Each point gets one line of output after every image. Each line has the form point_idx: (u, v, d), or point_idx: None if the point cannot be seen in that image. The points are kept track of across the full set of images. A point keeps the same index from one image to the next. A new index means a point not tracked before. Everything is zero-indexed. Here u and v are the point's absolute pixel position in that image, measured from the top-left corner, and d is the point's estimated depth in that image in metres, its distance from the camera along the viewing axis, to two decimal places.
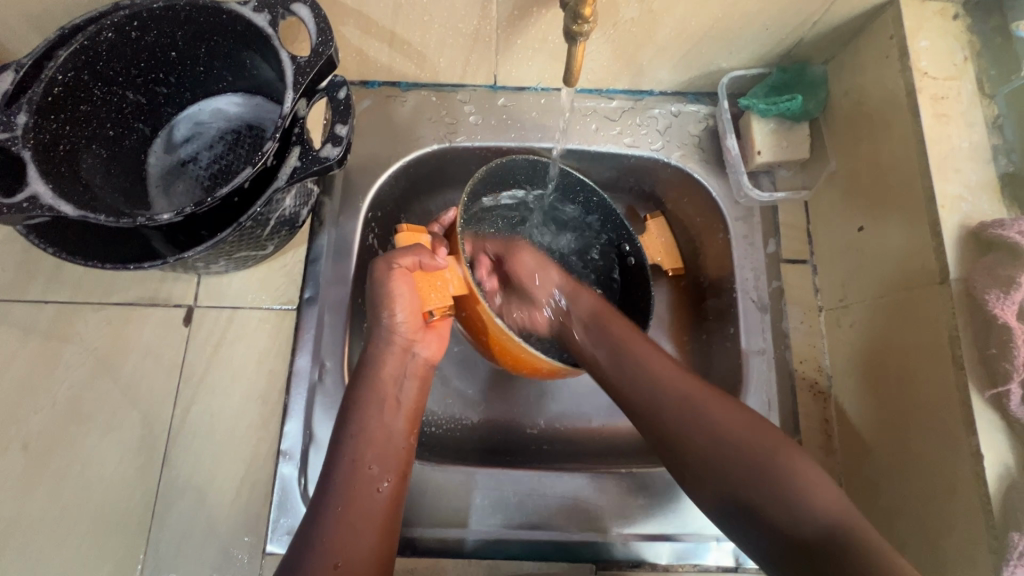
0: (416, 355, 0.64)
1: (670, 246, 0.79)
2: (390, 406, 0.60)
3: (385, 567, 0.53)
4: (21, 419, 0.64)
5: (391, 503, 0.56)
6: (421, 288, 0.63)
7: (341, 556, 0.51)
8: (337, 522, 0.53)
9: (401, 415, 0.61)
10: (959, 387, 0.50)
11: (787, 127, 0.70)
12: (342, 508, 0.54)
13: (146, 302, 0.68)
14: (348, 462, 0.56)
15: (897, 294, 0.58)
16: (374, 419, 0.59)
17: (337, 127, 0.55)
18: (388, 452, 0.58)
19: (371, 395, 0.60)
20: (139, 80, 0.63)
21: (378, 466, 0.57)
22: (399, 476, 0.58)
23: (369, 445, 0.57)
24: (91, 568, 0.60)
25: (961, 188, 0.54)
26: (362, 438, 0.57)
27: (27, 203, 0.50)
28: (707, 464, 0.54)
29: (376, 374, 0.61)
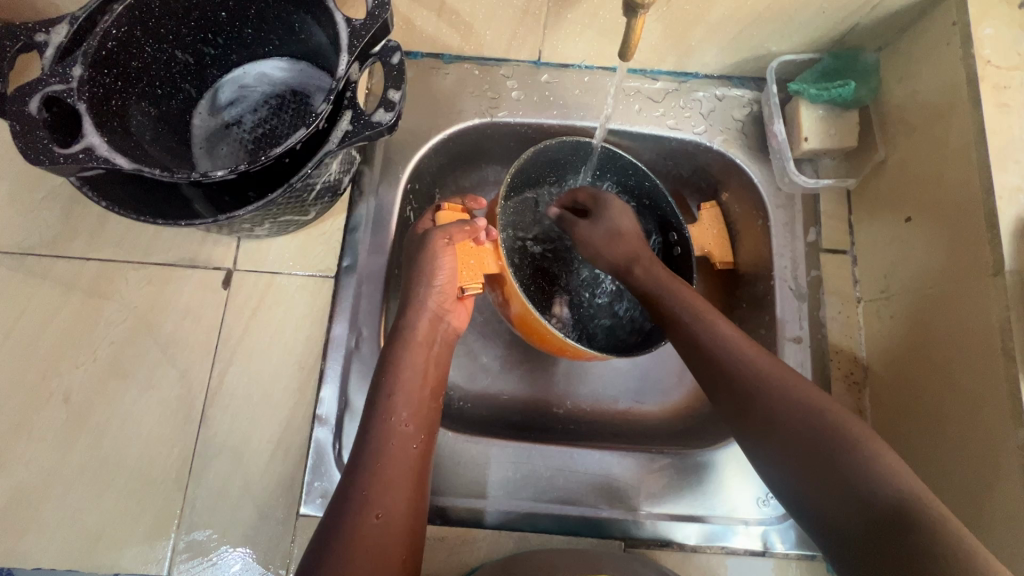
0: (446, 324, 0.65)
1: (720, 237, 0.77)
2: (421, 363, 0.61)
3: (417, 526, 0.53)
4: (62, 372, 0.65)
5: (421, 459, 0.56)
6: (461, 263, 0.64)
7: (380, 509, 0.51)
8: (376, 475, 0.53)
9: (429, 375, 0.61)
10: (1008, 381, 0.50)
11: (836, 114, 0.69)
12: (378, 461, 0.54)
13: (186, 263, 0.69)
14: (384, 419, 0.56)
15: (944, 286, 0.58)
16: (410, 376, 0.59)
17: (390, 92, 0.54)
18: (422, 411, 0.58)
19: (408, 353, 0.60)
20: (188, 39, 0.62)
21: (413, 424, 0.57)
22: (430, 435, 0.58)
23: (405, 405, 0.58)
24: (127, 521, 0.61)
25: (1020, 179, 0.53)
26: (399, 394, 0.58)
27: (82, 155, 0.50)
28: (787, 443, 0.47)
29: (410, 337, 0.61)
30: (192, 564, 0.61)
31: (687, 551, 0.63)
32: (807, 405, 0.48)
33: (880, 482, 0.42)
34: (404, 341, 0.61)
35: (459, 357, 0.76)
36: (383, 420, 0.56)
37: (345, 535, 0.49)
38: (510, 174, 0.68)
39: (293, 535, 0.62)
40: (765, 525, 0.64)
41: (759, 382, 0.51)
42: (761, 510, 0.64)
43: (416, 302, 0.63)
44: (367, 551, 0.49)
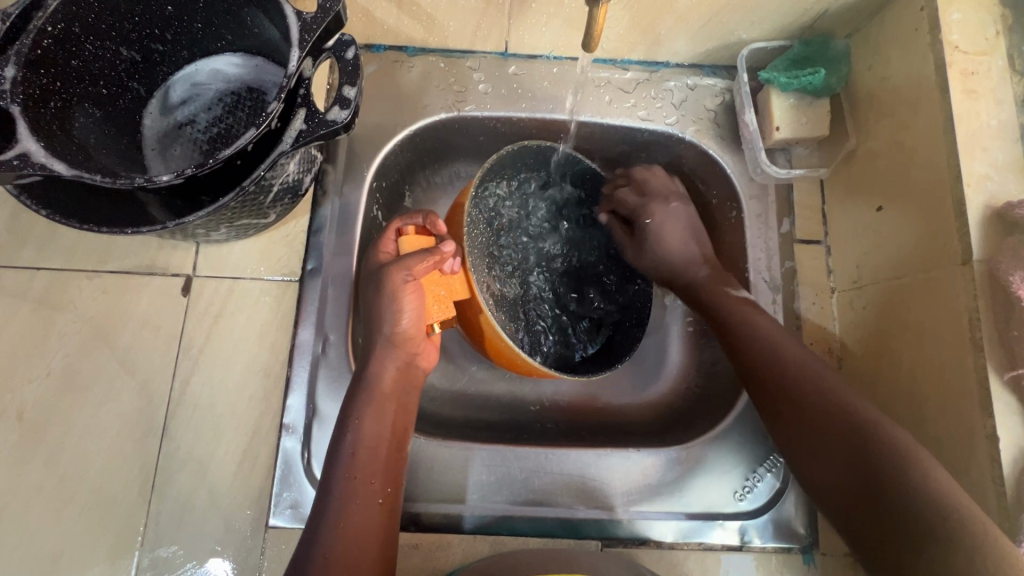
0: (416, 365, 0.62)
1: None
2: (386, 415, 0.58)
3: None
4: (14, 388, 0.62)
5: (387, 515, 0.55)
6: (429, 296, 0.61)
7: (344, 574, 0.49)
8: (342, 530, 0.51)
9: (399, 429, 0.59)
10: (976, 369, 0.50)
11: (807, 103, 0.68)
12: (344, 520, 0.52)
13: (142, 270, 0.66)
14: (347, 479, 0.54)
15: (915, 276, 0.57)
16: (374, 432, 0.57)
17: (345, 89, 0.52)
18: (389, 466, 0.56)
19: (374, 411, 0.57)
20: (133, 35, 0.59)
21: (379, 480, 0.55)
22: (396, 488, 0.57)
23: (369, 461, 0.55)
24: (89, 540, 0.59)
25: (988, 167, 0.52)
26: (362, 449, 0.56)
27: (17, 161, 0.47)
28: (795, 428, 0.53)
29: (376, 387, 0.59)
30: None
31: (665, 549, 0.63)
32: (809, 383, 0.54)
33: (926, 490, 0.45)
34: (370, 395, 0.58)
35: None
36: (346, 475, 0.54)
37: None
38: (483, 168, 0.65)
39: (263, 548, 0.60)
40: (742, 519, 0.64)
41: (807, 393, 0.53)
42: (738, 505, 0.64)
43: (387, 351, 0.60)
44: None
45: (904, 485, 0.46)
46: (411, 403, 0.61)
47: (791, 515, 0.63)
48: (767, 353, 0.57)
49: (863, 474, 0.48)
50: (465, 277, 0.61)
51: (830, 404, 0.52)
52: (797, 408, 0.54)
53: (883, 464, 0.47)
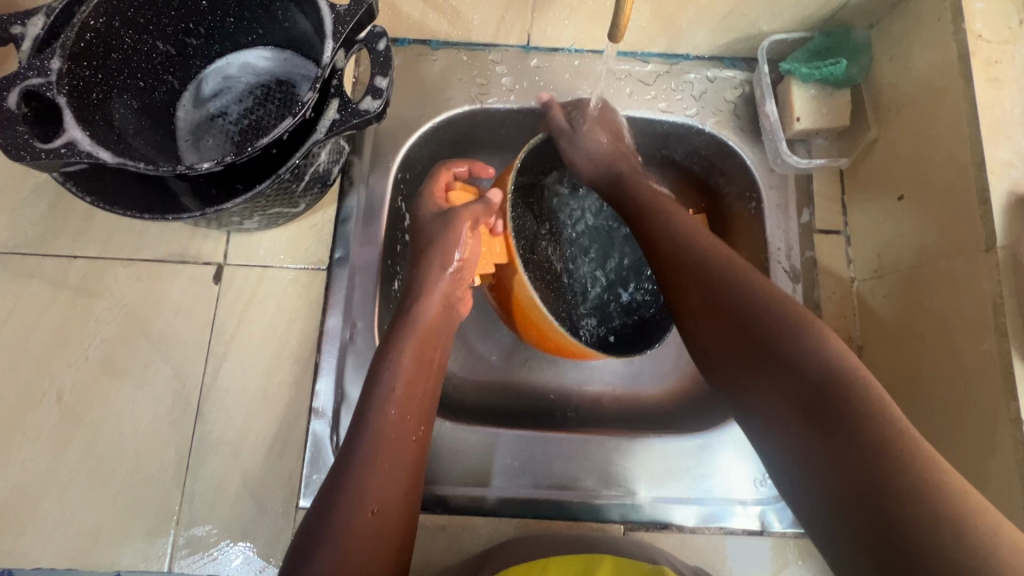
0: (455, 309, 0.62)
1: None
2: (423, 353, 0.57)
3: (410, 527, 0.51)
4: (53, 372, 0.64)
5: (417, 453, 0.53)
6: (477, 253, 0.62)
7: (376, 504, 0.48)
8: (375, 461, 0.49)
9: (435, 367, 0.58)
10: (1001, 355, 0.50)
11: (828, 94, 0.69)
12: (378, 452, 0.50)
13: (175, 259, 0.68)
14: (382, 409, 0.53)
15: (938, 262, 0.58)
16: (411, 368, 0.56)
17: (377, 79, 0.54)
18: (419, 403, 0.55)
19: (410, 346, 0.57)
20: (169, 29, 0.61)
21: (412, 418, 0.54)
22: (427, 428, 0.55)
23: (406, 390, 0.54)
24: (126, 519, 0.61)
25: (1011, 154, 0.53)
26: (401, 385, 0.54)
27: (65, 149, 0.49)
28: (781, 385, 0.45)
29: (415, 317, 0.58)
30: (193, 558, 0.61)
31: (686, 532, 0.64)
32: (774, 326, 0.47)
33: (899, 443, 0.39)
34: (411, 329, 0.58)
35: (455, 348, 0.76)
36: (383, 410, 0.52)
37: (344, 535, 0.46)
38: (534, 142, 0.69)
39: (294, 528, 0.62)
40: (763, 505, 0.64)
41: (760, 305, 0.49)
42: (758, 491, 0.65)
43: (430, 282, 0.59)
44: (359, 552, 0.46)
45: (819, 372, 0.44)
46: (444, 343, 0.60)
47: None
48: (740, 298, 0.50)
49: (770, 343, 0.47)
50: (505, 241, 0.62)
51: (790, 340, 0.46)
52: (732, 335, 0.50)
53: (824, 391, 0.43)
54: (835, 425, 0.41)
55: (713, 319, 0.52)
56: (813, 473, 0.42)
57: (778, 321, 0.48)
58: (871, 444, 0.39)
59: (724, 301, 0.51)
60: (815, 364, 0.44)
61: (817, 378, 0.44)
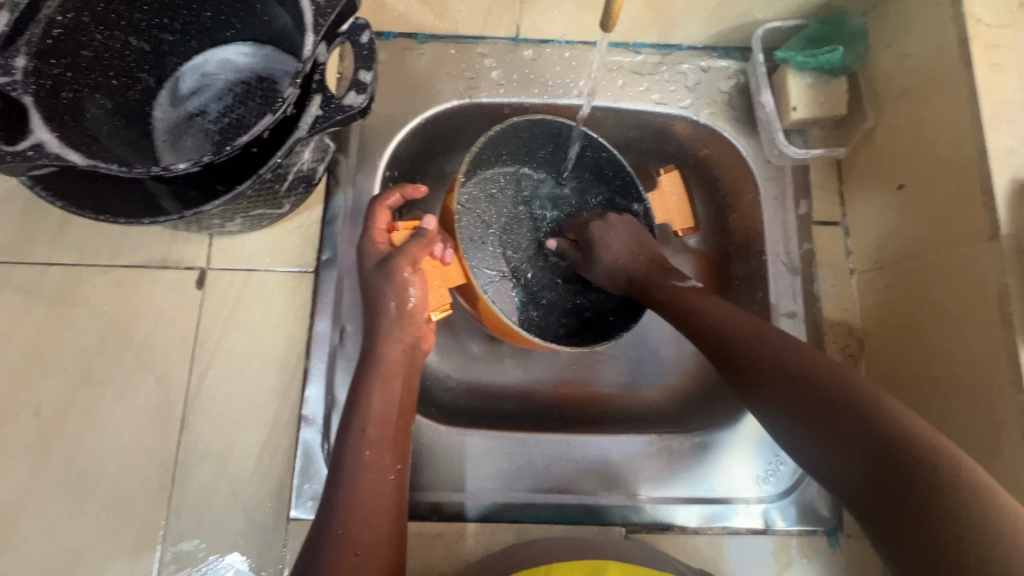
0: (419, 349, 0.59)
1: (683, 205, 0.74)
2: (393, 393, 0.56)
3: (400, 560, 0.49)
4: (30, 384, 0.61)
5: (396, 494, 0.51)
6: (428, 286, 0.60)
7: (358, 545, 0.46)
8: (352, 507, 0.48)
9: (408, 401, 0.57)
10: (1008, 348, 0.49)
11: (824, 82, 0.67)
12: (354, 497, 0.49)
13: (156, 264, 0.65)
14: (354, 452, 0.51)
15: (941, 252, 0.57)
16: (381, 409, 0.54)
17: (361, 73, 0.52)
18: (395, 444, 0.53)
19: (381, 388, 0.55)
20: (143, 25, 0.59)
21: (384, 454, 0.52)
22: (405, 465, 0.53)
23: (378, 432, 0.53)
24: (109, 535, 0.59)
25: (1013, 140, 0.52)
26: (371, 423, 0.53)
27: (32, 151, 0.47)
28: (783, 399, 0.47)
29: (379, 362, 0.56)
30: (181, 574, 0.59)
31: (690, 533, 0.62)
32: (786, 351, 0.49)
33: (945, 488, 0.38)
34: (379, 371, 0.56)
35: (448, 350, 0.74)
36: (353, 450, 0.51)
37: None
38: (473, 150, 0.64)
39: (286, 540, 0.60)
40: (766, 503, 0.63)
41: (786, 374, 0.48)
42: (761, 488, 0.63)
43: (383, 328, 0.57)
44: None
45: (849, 423, 0.43)
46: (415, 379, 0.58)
47: (815, 496, 0.63)
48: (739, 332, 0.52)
49: (799, 413, 0.46)
50: (460, 265, 0.61)
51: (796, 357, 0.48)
52: (764, 369, 0.49)
53: (833, 398, 0.44)
54: (854, 430, 0.42)
55: (757, 376, 0.50)
56: (862, 484, 0.41)
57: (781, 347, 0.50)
58: (894, 443, 0.40)
59: (726, 334, 0.53)
60: (847, 409, 0.44)
61: (845, 424, 0.43)
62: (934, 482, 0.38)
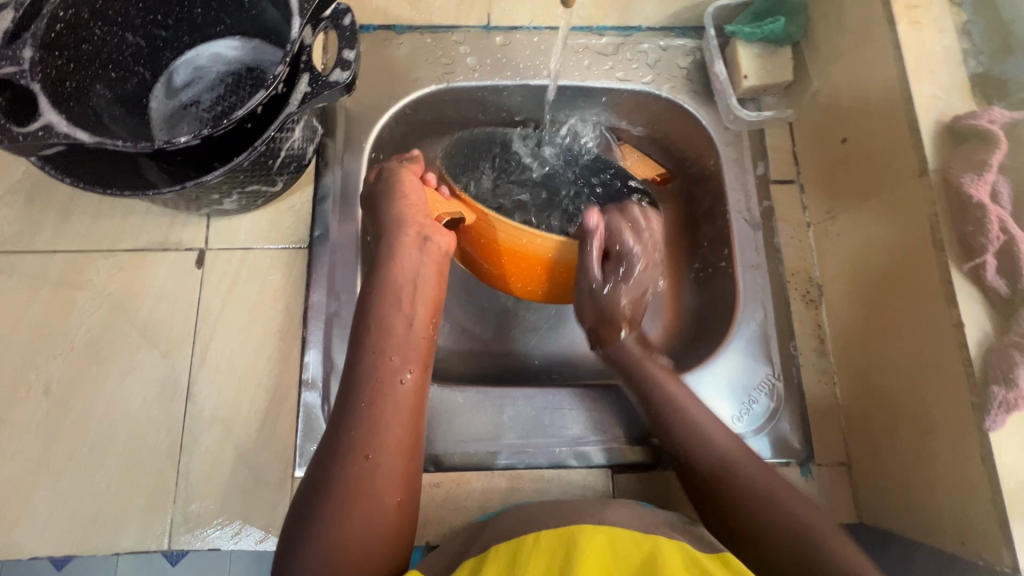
0: (431, 241, 0.63)
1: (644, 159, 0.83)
2: (407, 298, 0.60)
3: (414, 460, 0.53)
4: (39, 364, 0.64)
5: (415, 399, 0.55)
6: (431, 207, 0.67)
7: (370, 449, 0.51)
8: (362, 414, 0.52)
9: (426, 307, 0.61)
10: (940, 268, 0.54)
11: (771, 52, 0.74)
12: (369, 400, 0.53)
13: (157, 247, 0.69)
14: (369, 361, 0.56)
15: (882, 193, 0.62)
16: (400, 317, 0.59)
17: (344, 52, 0.56)
18: (409, 347, 0.58)
19: (396, 301, 0.59)
20: (138, 21, 0.63)
21: (398, 358, 0.57)
22: (421, 368, 0.57)
23: (387, 339, 0.57)
24: (121, 502, 0.61)
25: (936, 88, 0.58)
26: (389, 335, 0.57)
27: (42, 132, 0.50)
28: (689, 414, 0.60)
29: (391, 267, 0.61)
30: (191, 535, 0.61)
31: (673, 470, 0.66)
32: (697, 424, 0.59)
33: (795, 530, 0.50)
34: (395, 284, 0.60)
35: (438, 320, 0.78)
36: (372, 360, 0.56)
37: (337, 478, 0.49)
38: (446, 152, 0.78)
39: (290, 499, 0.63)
40: (743, 438, 0.67)
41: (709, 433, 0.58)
42: (737, 425, 0.68)
43: (400, 247, 0.61)
44: (371, 491, 0.49)
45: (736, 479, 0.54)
46: (436, 287, 0.63)
47: (786, 430, 0.68)
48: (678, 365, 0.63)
49: (691, 448, 0.58)
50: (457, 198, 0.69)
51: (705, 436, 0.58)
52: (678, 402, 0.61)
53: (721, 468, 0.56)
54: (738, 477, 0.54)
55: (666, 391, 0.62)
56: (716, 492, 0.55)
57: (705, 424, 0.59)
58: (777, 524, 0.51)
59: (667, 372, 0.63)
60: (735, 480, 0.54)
61: (726, 488, 0.54)
62: (786, 537, 0.49)
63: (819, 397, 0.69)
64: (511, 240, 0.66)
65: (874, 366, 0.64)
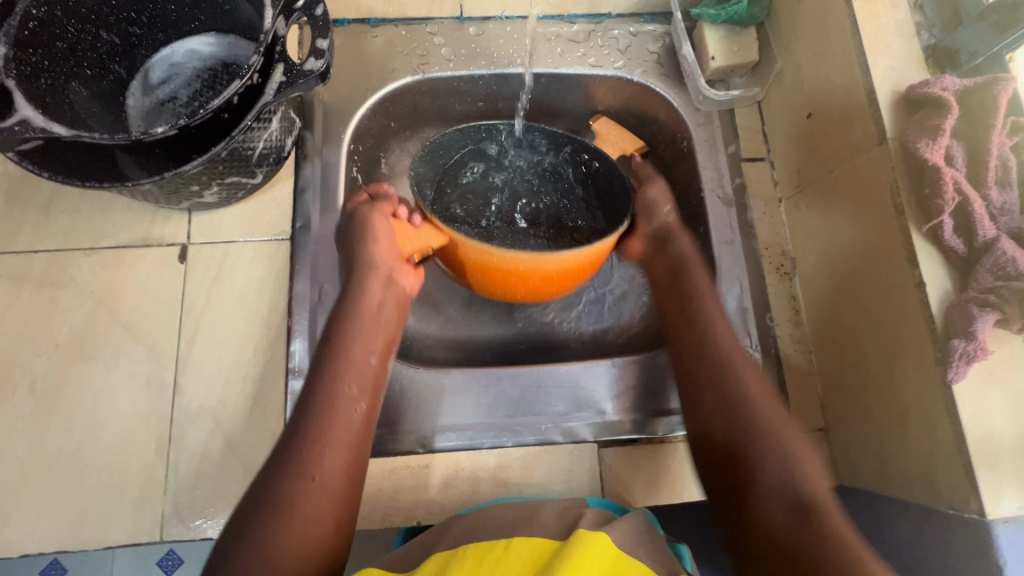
0: (396, 284, 0.66)
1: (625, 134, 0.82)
2: (371, 335, 0.62)
3: (354, 489, 0.54)
4: (24, 363, 0.64)
5: (364, 428, 0.57)
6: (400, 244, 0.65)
7: (318, 472, 0.52)
8: (314, 435, 0.53)
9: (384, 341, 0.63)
10: (901, 231, 0.56)
11: (736, 34, 0.76)
12: (322, 423, 0.54)
13: (138, 243, 0.69)
14: (327, 385, 0.57)
15: (845, 164, 0.64)
16: (357, 351, 0.60)
17: (317, 41, 0.58)
18: (365, 375, 0.59)
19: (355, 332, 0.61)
20: (111, 18, 0.64)
21: (356, 389, 0.58)
22: (373, 402, 0.59)
23: (348, 366, 0.59)
24: (111, 496, 0.62)
25: (890, 61, 0.60)
26: (346, 364, 0.59)
27: (19, 126, 0.51)
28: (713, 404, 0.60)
29: (360, 300, 0.63)
30: (183, 526, 0.62)
31: (657, 443, 0.68)
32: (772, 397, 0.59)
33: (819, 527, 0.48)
34: (351, 313, 0.62)
35: (423, 307, 0.79)
36: (323, 390, 0.57)
37: (285, 495, 0.50)
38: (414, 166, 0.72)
39: None
40: None
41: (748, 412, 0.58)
42: None
43: (362, 280, 0.63)
44: (310, 512, 0.50)
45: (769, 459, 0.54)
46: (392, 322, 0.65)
47: None
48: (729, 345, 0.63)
49: (708, 425, 0.59)
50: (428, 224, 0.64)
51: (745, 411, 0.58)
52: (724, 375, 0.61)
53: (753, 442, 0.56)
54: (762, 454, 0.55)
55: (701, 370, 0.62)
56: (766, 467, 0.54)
57: (750, 397, 0.59)
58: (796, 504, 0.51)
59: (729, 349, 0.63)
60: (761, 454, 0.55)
61: (734, 470, 0.56)
62: (803, 511, 0.50)
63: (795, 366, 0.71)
64: (483, 260, 0.63)
65: (845, 330, 0.66)
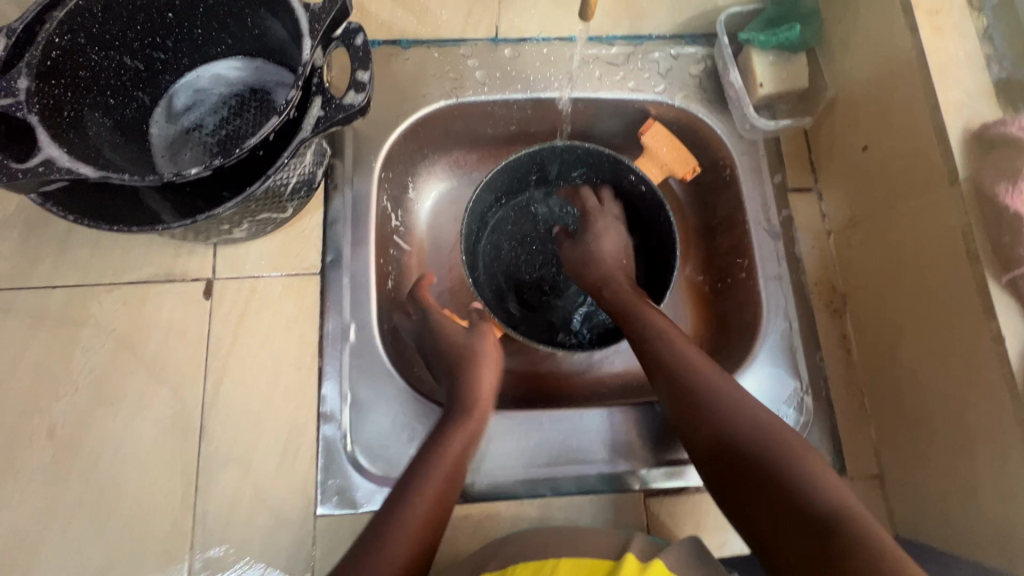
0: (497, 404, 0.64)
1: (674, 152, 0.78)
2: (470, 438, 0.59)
3: None
4: (43, 408, 0.61)
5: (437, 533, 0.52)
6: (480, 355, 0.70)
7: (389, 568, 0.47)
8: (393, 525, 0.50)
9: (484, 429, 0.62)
10: (975, 277, 0.53)
11: (785, 59, 0.72)
12: (402, 512, 0.51)
13: (162, 278, 0.66)
14: (415, 479, 0.54)
15: (907, 203, 0.61)
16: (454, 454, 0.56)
17: (357, 73, 0.54)
18: (455, 479, 0.55)
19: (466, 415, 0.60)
20: (136, 44, 0.61)
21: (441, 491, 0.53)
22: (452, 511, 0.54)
23: (441, 466, 0.55)
24: (135, 550, 0.59)
25: (961, 94, 0.57)
26: (440, 454, 0.56)
27: (43, 168, 0.48)
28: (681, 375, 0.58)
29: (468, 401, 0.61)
30: None
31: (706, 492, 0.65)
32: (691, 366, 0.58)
33: (794, 482, 0.48)
34: (470, 401, 0.61)
35: None
36: (437, 455, 0.56)
37: None
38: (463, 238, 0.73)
39: (314, 538, 0.60)
40: None
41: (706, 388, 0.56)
42: None
43: (479, 369, 0.65)
44: None
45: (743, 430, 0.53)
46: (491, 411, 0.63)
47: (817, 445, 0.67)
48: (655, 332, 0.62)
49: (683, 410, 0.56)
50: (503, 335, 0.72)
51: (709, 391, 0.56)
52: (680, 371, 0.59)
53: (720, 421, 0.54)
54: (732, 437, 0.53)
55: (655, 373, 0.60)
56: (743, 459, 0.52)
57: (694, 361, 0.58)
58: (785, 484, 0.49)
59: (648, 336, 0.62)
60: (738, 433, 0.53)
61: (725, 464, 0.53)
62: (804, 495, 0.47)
63: (846, 409, 0.69)
64: None
65: (903, 375, 0.63)
